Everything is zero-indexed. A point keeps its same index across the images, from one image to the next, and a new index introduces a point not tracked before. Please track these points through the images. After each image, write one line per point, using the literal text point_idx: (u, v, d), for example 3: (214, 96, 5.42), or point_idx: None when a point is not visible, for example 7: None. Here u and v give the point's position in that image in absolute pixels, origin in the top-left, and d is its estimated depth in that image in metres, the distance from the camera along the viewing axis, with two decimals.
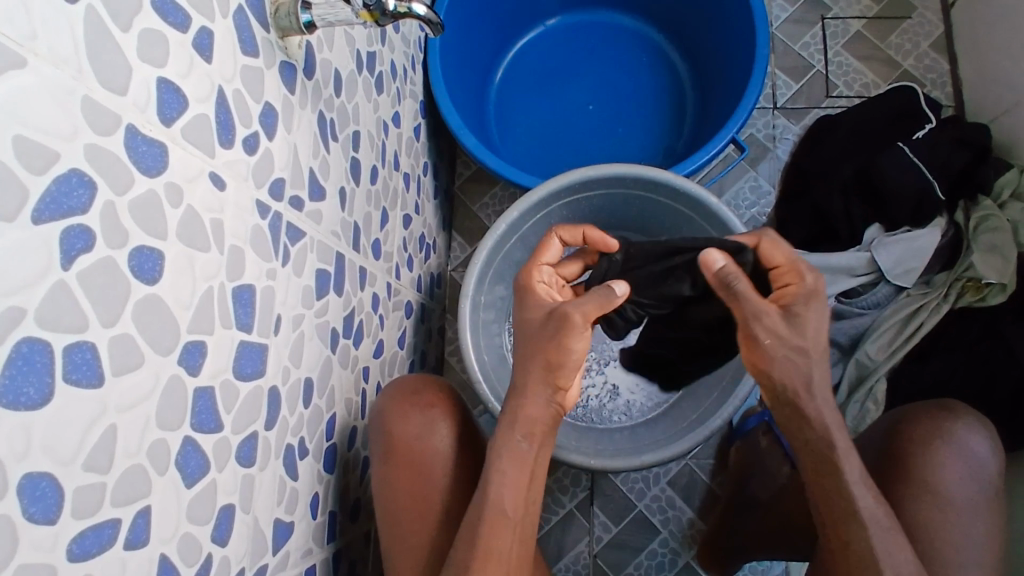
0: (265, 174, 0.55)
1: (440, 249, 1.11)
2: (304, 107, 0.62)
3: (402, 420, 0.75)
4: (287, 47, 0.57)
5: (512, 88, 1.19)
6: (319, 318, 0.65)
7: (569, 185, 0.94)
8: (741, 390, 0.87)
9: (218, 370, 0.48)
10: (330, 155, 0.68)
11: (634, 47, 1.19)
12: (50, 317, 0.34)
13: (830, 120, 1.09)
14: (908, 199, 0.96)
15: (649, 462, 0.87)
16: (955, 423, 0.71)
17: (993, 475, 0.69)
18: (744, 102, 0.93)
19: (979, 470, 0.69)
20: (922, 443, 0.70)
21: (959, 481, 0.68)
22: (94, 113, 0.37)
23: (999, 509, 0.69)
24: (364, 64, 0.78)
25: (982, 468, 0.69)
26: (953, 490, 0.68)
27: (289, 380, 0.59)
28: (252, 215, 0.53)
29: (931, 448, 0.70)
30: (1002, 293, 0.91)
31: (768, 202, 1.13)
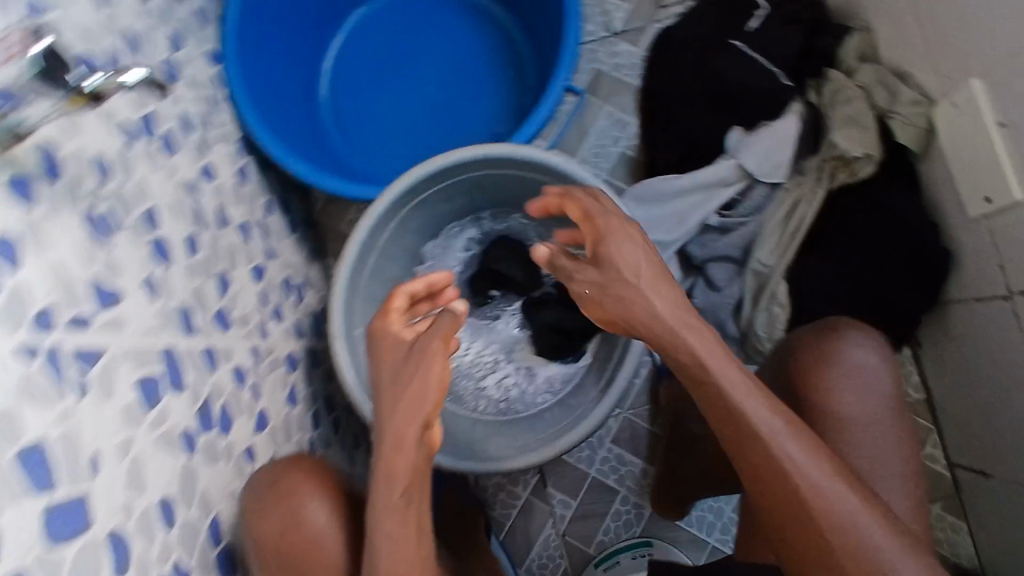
0: (18, 313, 0.48)
1: (316, 283, 1.04)
2: (61, 214, 0.55)
3: (262, 516, 0.68)
4: (5, 161, 0.50)
5: (342, 87, 1.10)
6: (154, 431, 0.59)
7: (413, 185, 0.85)
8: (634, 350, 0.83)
9: (12, 555, 0.43)
10: (119, 249, 0.61)
11: (454, 10, 1.11)
12: None
13: (667, 37, 1.04)
14: (758, 95, 0.94)
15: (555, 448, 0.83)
16: (835, 342, 0.70)
17: (881, 388, 0.68)
18: (567, 48, 0.88)
19: (868, 387, 0.68)
20: (810, 377, 0.69)
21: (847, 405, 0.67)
22: None
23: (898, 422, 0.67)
24: (139, 132, 0.70)
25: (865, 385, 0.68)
26: (842, 411, 0.67)
27: (132, 513, 0.54)
28: (12, 366, 0.46)
29: (822, 375, 0.69)
30: (870, 162, 0.88)
31: (632, 132, 1.09)
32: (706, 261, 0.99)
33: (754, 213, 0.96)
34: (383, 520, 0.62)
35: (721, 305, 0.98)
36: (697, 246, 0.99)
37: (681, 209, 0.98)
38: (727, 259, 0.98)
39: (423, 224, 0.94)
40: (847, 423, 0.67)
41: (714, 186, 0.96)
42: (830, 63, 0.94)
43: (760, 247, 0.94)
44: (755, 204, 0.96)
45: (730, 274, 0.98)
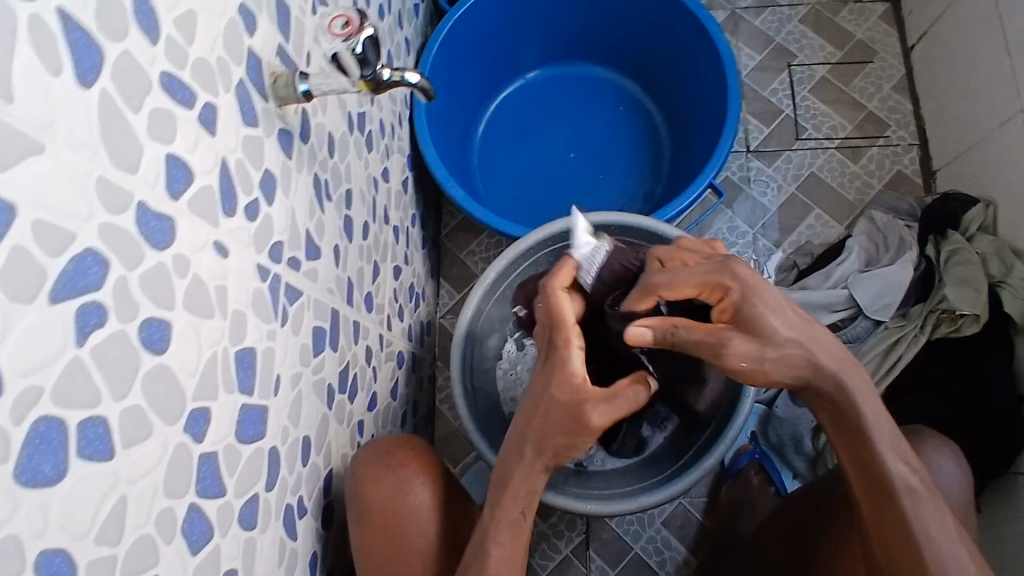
0: (264, 240, 0.56)
1: (428, 298, 1.13)
2: (301, 171, 0.63)
3: (374, 482, 0.71)
4: (284, 115, 0.59)
5: (495, 137, 1.21)
6: (316, 375, 0.66)
7: (545, 239, 0.94)
8: (705, 464, 0.88)
9: (221, 436, 0.49)
10: (325, 215, 0.69)
11: (610, 96, 1.23)
12: (65, 394, 0.35)
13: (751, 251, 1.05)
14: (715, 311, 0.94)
15: (619, 509, 0.89)
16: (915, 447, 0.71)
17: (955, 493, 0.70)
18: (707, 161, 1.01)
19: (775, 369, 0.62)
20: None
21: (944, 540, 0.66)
22: (108, 192, 0.38)
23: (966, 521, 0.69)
24: (355, 124, 0.79)
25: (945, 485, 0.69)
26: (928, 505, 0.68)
27: (287, 440, 0.59)
28: (253, 279, 0.53)
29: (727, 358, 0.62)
30: (977, 323, 0.95)
31: (747, 241, 1.17)
32: None
33: (855, 341, 1.03)
34: (495, 533, 0.67)
35: (802, 420, 1.04)
36: None
37: None
38: None
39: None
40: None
41: (819, 307, 1.03)
42: (954, 226, 1.03)
43: None
44: (857, 333, 1.02)
45: None
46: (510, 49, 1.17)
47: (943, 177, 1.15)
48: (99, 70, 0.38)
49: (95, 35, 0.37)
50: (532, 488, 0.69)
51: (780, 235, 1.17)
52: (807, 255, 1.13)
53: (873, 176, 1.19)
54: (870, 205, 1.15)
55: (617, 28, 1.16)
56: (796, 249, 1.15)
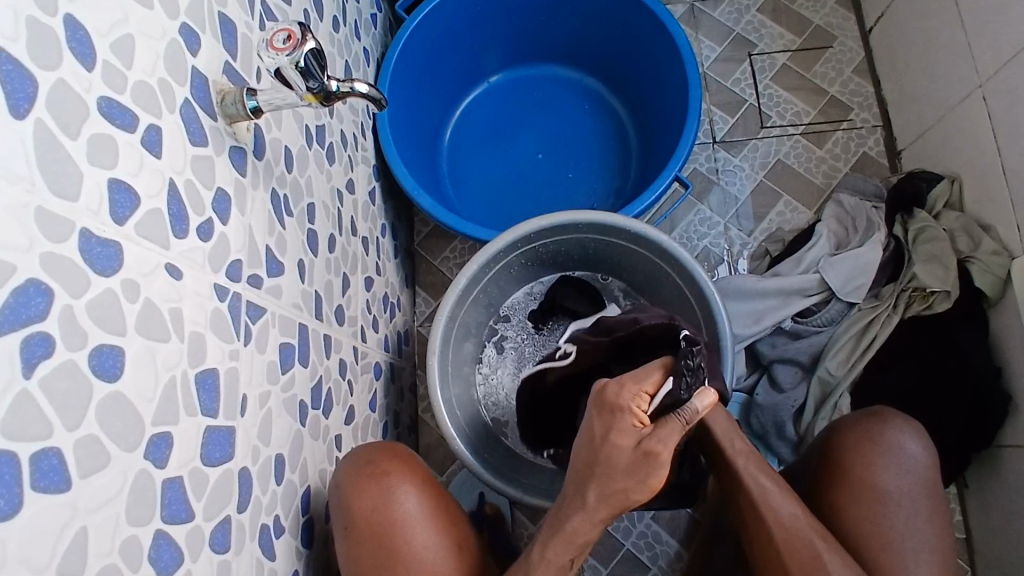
0: (221, 259, 0.55)
1: (404, 307, 1.12)
2: (257, 188, 0.62)
3: (357, 494, 0.69)
4: (236, 133, 0.59)
5: (462, 142, 1.21)
6: (286, 392, 0.65)
7: (514, 240, 0.93)
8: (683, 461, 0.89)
9: (186, 459, 0.48)
10: (286, 231, 0.68)
11: (575, 95, 1.23)
12: (13, 428, 0.35)
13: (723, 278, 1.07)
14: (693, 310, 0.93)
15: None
16: (874, 425, 0.72)
17: (919, 469, 0.70)
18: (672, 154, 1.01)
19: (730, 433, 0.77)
20: (852, 443, 0.72)
21: (895, 523, 0.67)
22: (48, 222, 0.38)
23: (930, 499, 0.69)
24: (314, 138, 0.79)
25: (907, 463, 0.70)
26: (881, 487, 0.69)
27: (259, 459, 0.59)
28: (211, 299, 0.53)
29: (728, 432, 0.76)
30: (949, 298, 0.96)
31: (719, 231, 1.18)
32: (774, 360, 1.05)
33: (829, 324, 1.03)
34: (540, 570, 0.68)
35: (783, 406, 1.03)
36: (768, 346, 1.06)
37: (759, 308, 1.04)
38: (795, 362, 1.04)
39: (513, 275, 1.00)
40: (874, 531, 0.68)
41: (793, 292, 1.04)
42: (921, 204, 1.05)
43: (830, 357, 1.00)
44: (830, 316, 1.03)
45: (795, 378, 1.04)
46: (471, 54, 1.17)
47: (908, 156, 1.16)
48: (33, 100, 0.37)
49: (28, 65, 0.37)
50: (586, 539, 0.67)
51: (751, 223, 1.18)
52: (779, 241, 1.15)
53: (839, 159, 1.20)
54: (837, 188, 1.16)
55: (578, 27, 1.16)
56: (768, 236, 1.16)
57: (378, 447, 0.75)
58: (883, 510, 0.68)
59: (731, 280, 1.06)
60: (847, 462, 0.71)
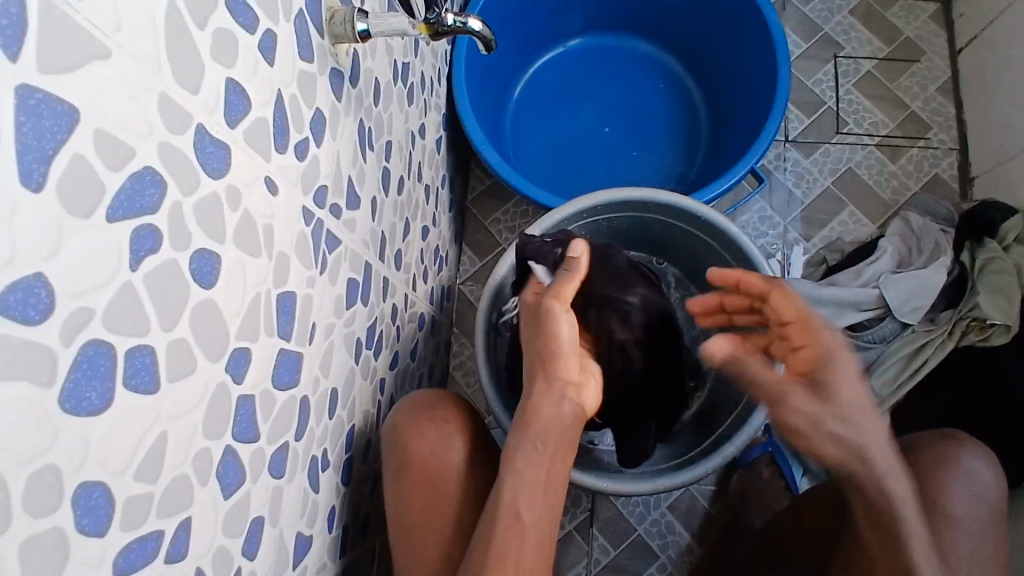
0: (310, 182, 0.53)
1: (451, 262, 1.11)
2: (348, 115, 0.60)
3: (415, 438, 0.69)
4: (337, 54, 0.57)
5: (529, 104, 1.19)
6: (347, 328, 0.64)
7: (579, 211, 0.91)
8: (726, 450, 0.87)
9: (259, 380, 0.47)
10: (366, 164, 0.67)
11: (651, 72, 1.20)
12: (114, 319, 0.33)
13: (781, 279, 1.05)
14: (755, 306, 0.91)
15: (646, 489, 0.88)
16: (953, 449, 0.71)
17: (990, 502, 0.69)
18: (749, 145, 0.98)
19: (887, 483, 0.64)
20: (931, 468, 0.70)
21: (958, 553, 0.67)
22: (168, 111, 0.36)
23: (993, 533, 0.68)
24: (399, 74, 0.76)
25: (979, 494, 0.69)
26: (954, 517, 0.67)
27: (318, 391, 0.58)
28: (298, 222, 0.51)
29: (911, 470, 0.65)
30: (1006, 333, 0.93)
31: (777, 232, 1.15)
32: None
33: (877, 342, 1.01)
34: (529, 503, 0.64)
35: None
36: None
37: None
38: None
39: None
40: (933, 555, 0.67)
41: (848, 305, 1.01)
42: (991, 235, 1.01)
43: (878, 375, 0.98)
44: (882, 334, 1.00)
45: None
46: (552, 14, 1.14)
47: (982, 184, 1.13)
48: None
49: None
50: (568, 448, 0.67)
51: (811, 229, 1.15)
52: (838, 251, 1.12)
53: (911, 176, 1.17)
54: (905, 205, 1.13)
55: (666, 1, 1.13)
56: (827, 245, 1.13)
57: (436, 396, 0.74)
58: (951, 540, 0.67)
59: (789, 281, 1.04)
60: (919, 481, 0.70)
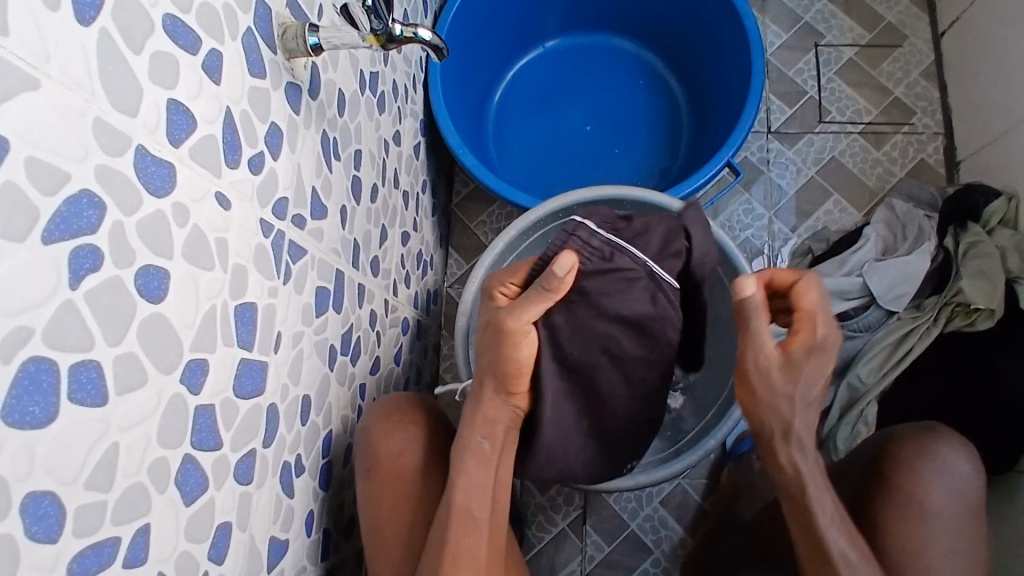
0: (268, 195, 0.55)
1: (436, 266, 1.12)
2: (308, 127, 0.62)
3: (384, 439, 0.70)
4: (293, 69, 0.58)
5: (510, 106, 1.20)
6: (318, 335, 0.65)
7: (552, 213, 0.92)
8: (704, 446, 0.88)
9: (219, 389, 0.49)
10: (332, 174, 0.68)
11: (631, 69, 1.20)
12: (56, 337, 0.35)
13: None
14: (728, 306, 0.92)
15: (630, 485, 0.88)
16: (927, 440, 0.70)
17: (964, 489, 0.68)
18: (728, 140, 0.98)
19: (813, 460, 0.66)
20: (901, 457, 0.69)
21: (935, 546, 0.66)
22: (105, 134, 0.37)
23: (972, 519, 0.68)
24: (367, 84, 0.78)
25: (954, 483, 0.68)
26: (925, 503, 0.67)
27: (287, 398, 0.59)
28: (256, 234, 0.53)
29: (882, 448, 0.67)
30: (990, 317, 0.92)
31: (763, 224, 1.15)
32: None
33: (864, 331, 1.02)
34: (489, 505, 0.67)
35: None
36: None
37: None
38: None
39: None
40: (912, 550, 0.67)
41: (833, 295, 1.02)
42: (975, 219, 1.00)
43: (863, 363, 0.99)
44: (867, 323, 1.01)
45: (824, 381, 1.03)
46: (530, 16, 1.15)
47: (967, 167, 1.12)
48: (99, 8, 0.37)
49: None
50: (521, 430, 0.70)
51: (796, 220, 1.15)
52: (824, 241, 1.12)
53: (896, 163, 1.16)
54: (890, 192, 1.13)
55: None
56: (813, 235, 1.13)
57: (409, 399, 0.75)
58: (923, 526, 0.67)
59: None
60: (893, 473, 0.69)
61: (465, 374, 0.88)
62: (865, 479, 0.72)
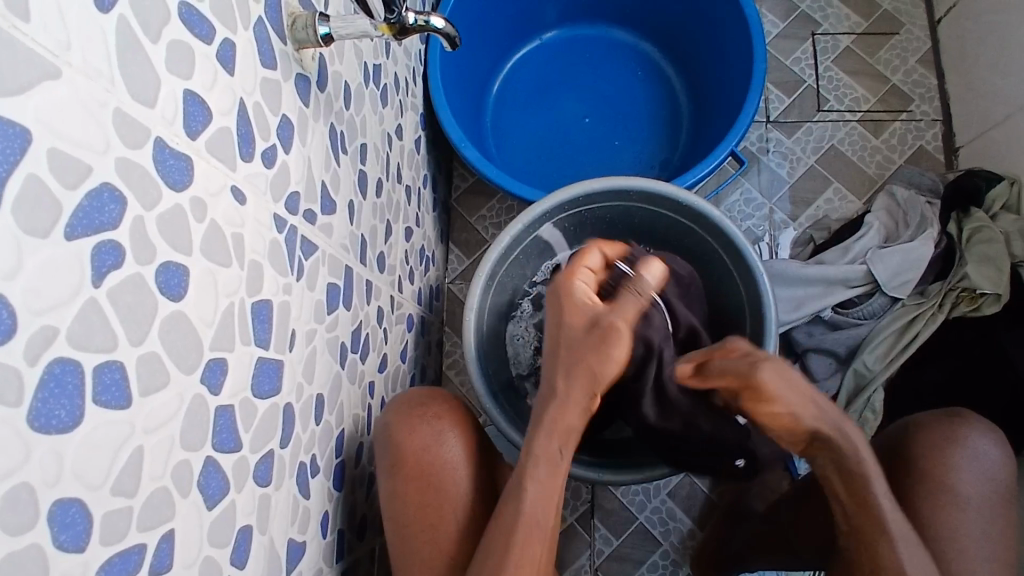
0: (281, 189, 0.53)
1: (438, 262, 1.11)
2: (317, 120, 0.60)
3: (407, 434, 0.69)
4: (302, 59, 0.56)
5: (508, 99, 1.18)
6: (329, 333, 0.64)
7: (553, 209, 0.91)
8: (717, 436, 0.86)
9: (238, 389, 0.47)
10: (340, 168, 0.67)
11: (629, 60, 1.19)
12: (81, 337, 0.33)
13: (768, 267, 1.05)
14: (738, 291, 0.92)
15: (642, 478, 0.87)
16: (959, 427, 0.70)
17: (992, 474, 0.68)
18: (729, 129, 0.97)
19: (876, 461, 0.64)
20: (930, 443, 0.70)
21: (968, 532, 0.66)
22: (124, 126, 0.36)
23: (992, 503, 0.68)
24: (371, 76, 0.76)
25: (983, 469, 0.68)
26: (952, 488, 0.67)
27: (302, 397, 0.58)
28: (270, 229, 0.51)
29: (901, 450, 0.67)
30: (998, 301, 0.93)
31: (764, 214, 1.15)
32: (809, 349, 1.03)
33: (869, 318, 1.01)
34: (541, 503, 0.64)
35: None
36: (805, 334, 1.04)
37: (801, 295, 1.02)
38: (831, 354, 1.02)
39: (555, 238, 0.98)
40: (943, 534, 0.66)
41: (836, 283, 1.01)
42: (977, 203, 1.01)
43: (868, 352, 0.98)
44: (872, 310, 1.01)
45: (830, 369, 1.03)
46: (527, 7, 1.14)
47: (967, 153, 1.13)
48: None
49: None
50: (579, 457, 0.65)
51: (797, 209, 1.15)
52: (825, 230, 1.12)
53: (895, 150, 1.16)
54: (890, 179, 1.13)
55: None
56: (814, 223, 1.14)
57: (429, 394, 0.74)
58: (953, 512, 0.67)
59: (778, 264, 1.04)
60: (923, 459, 0.69)
61: (473, 368, 0.87)
62: (891, 465, 0.72)
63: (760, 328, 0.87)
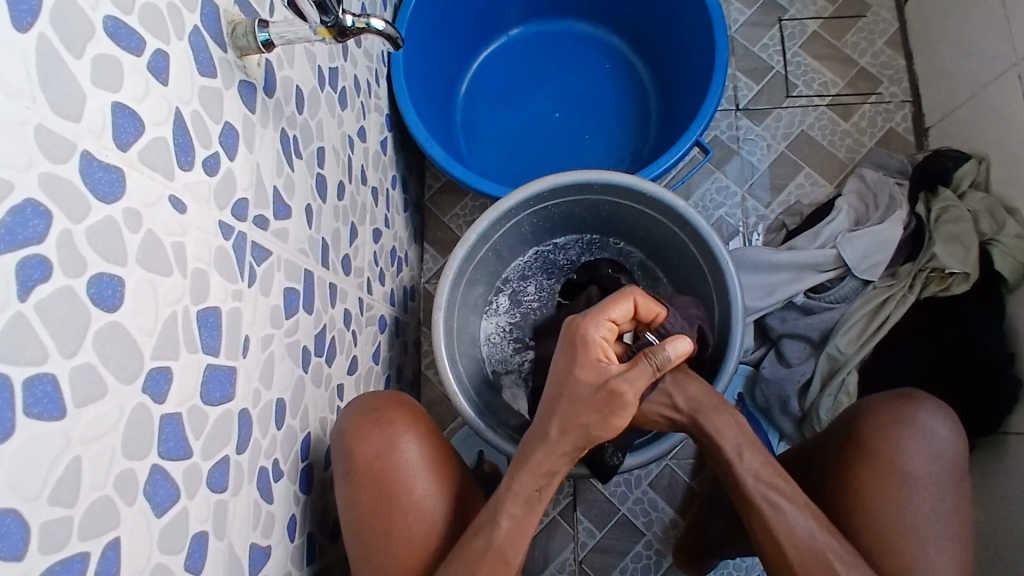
0: (226, 196, 0.54)
1: (411, 262, 1.11)
2: (266, 126, 0.61)
3: (359, 441, 0.69)
4: (246, 66, 0.57)
5: (477, 97, 1.19)
6: (289, 338, 0.64)
7: (518, 206, 0.91)
8: None
9: (186, 397, 0.48)
10: (295, 173, 0.67)
11: (596, 53, 1.20)
12: (8, 351, 0.34)
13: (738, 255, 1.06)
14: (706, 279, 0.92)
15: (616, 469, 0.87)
16: (908, 407, 0.71)
17: (942, 452, 0.69)
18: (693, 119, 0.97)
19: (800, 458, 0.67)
20: (880, 423, 0.70)
21: (918, 509, 0.66)
22: (48, 140, 0.36)
23: (954, 481, 0.68)
24: (327, 80, 0.77)
25: (932, 449, 0.69)
26: (903, 470, 0.68)
27: (259, 402, 0.58)
28: (215, 236, 0.52)
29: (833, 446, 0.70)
30: (967, 280, 0.93)
31: (736, 202, 1.15)
32: (783, 334, 1.05)
33: (840, 302, 1.02)
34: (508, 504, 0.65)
35: (789, 380, 1.03)
36: (778, 320, 1.05)
37: (773, 282, 1.03)
38: (804, 339, 1.03)
39: (524, 234, 0.98)
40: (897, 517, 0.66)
41: (807, 268, 1.02)
42: (944, 183, 1.01)
43: (841, 334, 0.99)
44: (844, 293, 1.02)
45: (804, 353, 1.03)
46: (491, 5, 1.14)
47: (936, 133, 1.13)
48: (37, 13, 0.35)
49: None
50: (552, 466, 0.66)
51: (769, 195, 1.15)
52: (797, 215, 1.12)
53: (864, 133, 1.17)
54: (860, 162, 1.13)
55: None
56: (786, 209, 1.14)
57: (387, 398, 0.74)
58: (901, 492, 0.67)
59: (749, 252, 1.05)
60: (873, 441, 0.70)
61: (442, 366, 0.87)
62: (842, 448, 0.72)
63: (727, 314, 0.87)
